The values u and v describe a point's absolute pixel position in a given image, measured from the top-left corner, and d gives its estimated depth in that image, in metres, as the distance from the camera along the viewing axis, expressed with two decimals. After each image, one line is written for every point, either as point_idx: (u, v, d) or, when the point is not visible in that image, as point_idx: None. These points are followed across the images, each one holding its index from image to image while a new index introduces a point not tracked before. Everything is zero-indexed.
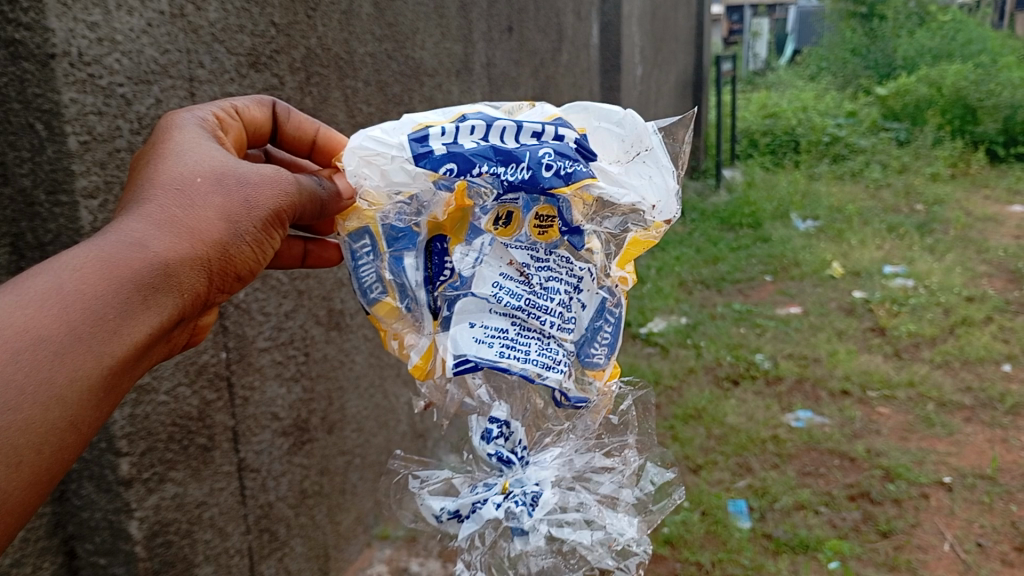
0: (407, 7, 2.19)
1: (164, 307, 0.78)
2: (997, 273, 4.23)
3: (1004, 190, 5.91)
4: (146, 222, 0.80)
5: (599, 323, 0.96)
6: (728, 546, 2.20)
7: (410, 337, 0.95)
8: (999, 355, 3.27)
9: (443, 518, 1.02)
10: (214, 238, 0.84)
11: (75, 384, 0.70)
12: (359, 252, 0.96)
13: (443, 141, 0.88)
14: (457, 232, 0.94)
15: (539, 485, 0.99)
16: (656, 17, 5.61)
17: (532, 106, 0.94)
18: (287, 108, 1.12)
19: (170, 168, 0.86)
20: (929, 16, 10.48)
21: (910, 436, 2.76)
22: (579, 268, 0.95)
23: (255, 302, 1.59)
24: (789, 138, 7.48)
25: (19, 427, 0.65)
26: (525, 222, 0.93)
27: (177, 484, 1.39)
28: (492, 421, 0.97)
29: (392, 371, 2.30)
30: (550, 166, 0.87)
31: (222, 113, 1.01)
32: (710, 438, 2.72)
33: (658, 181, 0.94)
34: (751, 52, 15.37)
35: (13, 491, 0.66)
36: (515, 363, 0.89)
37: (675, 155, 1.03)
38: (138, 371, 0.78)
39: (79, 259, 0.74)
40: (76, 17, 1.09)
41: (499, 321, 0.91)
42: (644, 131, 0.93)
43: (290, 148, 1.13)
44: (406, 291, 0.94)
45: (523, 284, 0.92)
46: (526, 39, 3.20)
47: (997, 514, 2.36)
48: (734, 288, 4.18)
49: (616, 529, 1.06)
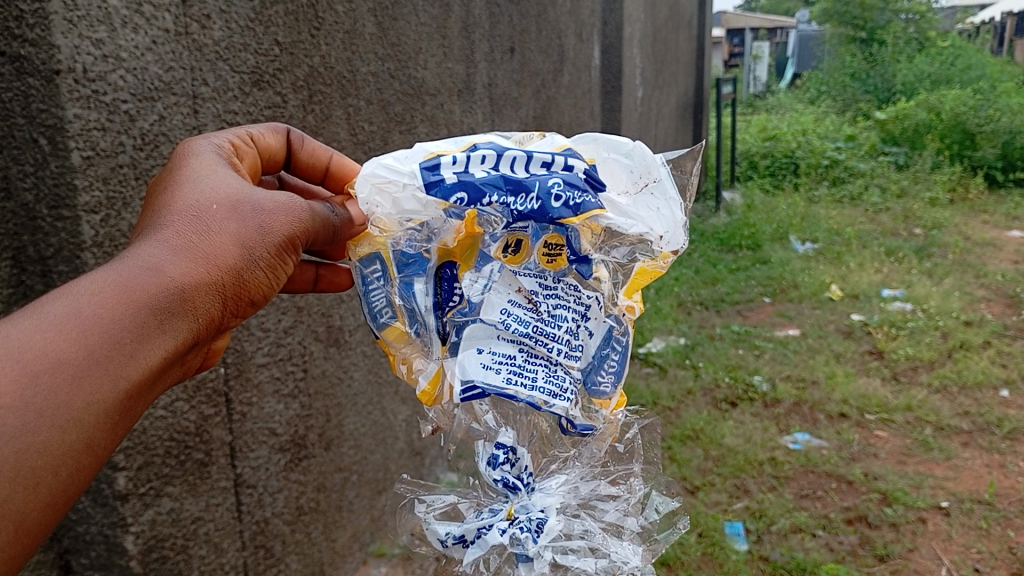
0: (410, 28, 2.21)
1: (180, 331, 0.79)
2: (996, 297, 4.24)
3: (1004, 215, 5.93)
4: (163, 247, 0.80)
5: (606, 351, 0.95)
6: (724, 568, 2.20)
7: (418, 362, 0.95)
8: (997, 380, 3.28)
9: (448, 543, 1.01)
10: (228, 264, 0.84)
11: (92, 408, 0.70)
12: (370, 277, 0.96)
13: (454, 170, 0.89)
14: (466, 258, 0.93)
15: (544, 512, 0.99)
16: (657, 40, 5.64)
17: (542, 136, 0.95)
18: (301, 135, 1.13)
19: (187, 195, 0.86)
20: (929, 42, 10.59)
21: (908, 460, 2.76)
22: (588, 296, 0.94)
23: (254, 318, 1.59)
24: (789, 160, 7.51)
25: (35, 449, 0.66)
26: (533, 250, 0.93)
27: (174, 499, 1.39)
28: (499, 446, 0.97)
29: (390, 389, 2.30)
30: (560, 196, 0.87)
31: (237, 141, 1.01)
32: (708, 459, 2.72)
33: (665, 212, 0.95)
34: (750, 76, 15.49)
35: (29, 512, 0.66)
36: (522, 391, 0.89)
37: (683, 186, 1.04)
38: (152, 394, 0.78)
39: (96, 284, 0.74)
40: (82, 34, 1.10)
41: (507, 348, 0.91)
42: (652, 162, 0.95)
43: (303, 175, 1.14)
44: (416, 317, 0.93)
45: (531, 311, 0.92)
46: (527, 60, 3.22)
47: (994, 539, 2.36)
48: (734, 309, 4.18)
49: (621, 557, 1.03)
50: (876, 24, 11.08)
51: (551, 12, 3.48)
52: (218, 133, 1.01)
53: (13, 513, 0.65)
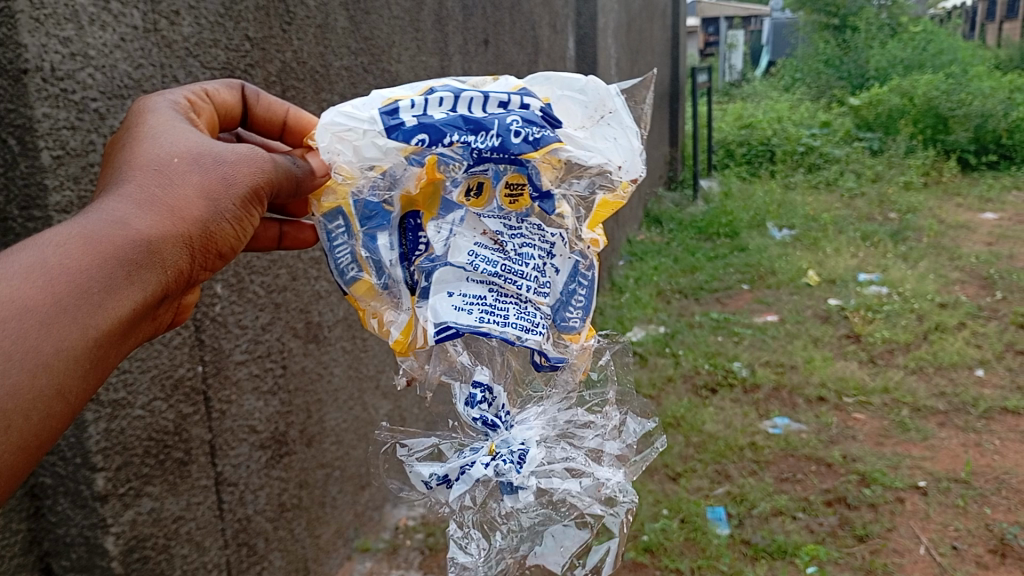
0: (383, 21, 2.21)
1: (148, 282, 0.79)
2: (970, 279, 4.29)
3: (977, 198, 6.00)
4: (128, 201, 0.81)
5: (573, 286, 0.98)
6: (706, 553, 2.22)
7: (389, 314, 0.97)
8: (972, 360, 3.33)
9: (433, 485, 1.02)
10: (195, 216, 0.85)
11: (61, 355, 0.71)
12: (333, 232, 0.97)
13: (413, 113, 0.90)
14: (429, 206, 0.95)
15: (525, 444, 0.99)
16: (632, 29, 5.64)
17: (495, 79, 0.95)
18: (256, 91, 1.13)
19: (147, 151, 0.87)
20: (901, 27, 10.71)
21: (885, 441, 2.79)
22: (552, 233, 0.97)
23: (230, 314, 1.59)
24: (766, 148, 7.55)
25: (6, 394, 0.67)
26: (495, 192, 0.95)
27: (154, 498, 1.39)
28: (476, 385, 0.98)
29: (371, 383, 2.30)
30: (518, 132, 0.89)
31: (193, 96, 1.02)
32: (689, 445, 2.73)
33: (622, 141, 0.97)
34: (726, 65, 15.59)
35: (3, 456, 0.67)
36: (495, 327, 0.90)
37: (638, 117, 1.07)
38: (123, 347, 0.78)
39: (62, 236, 0.75)
40: (48, 33, 1.10)
41: (477, 289, 0.92)
42: (605, 94, 0.96)
43: (261, 131, 1.14)
44: (382, 269, 0.95)
45: (498, 251, 0.94)
46: (501, 51, 3.22)
47: (971, 517, 2.39)
48: (712, 297, 4.21)
49: (604, 475, 1.04)
50: (849, 11, 11.15)
51: (523, 4, 3.47)
52: (173, 90, 1.01)
53: None
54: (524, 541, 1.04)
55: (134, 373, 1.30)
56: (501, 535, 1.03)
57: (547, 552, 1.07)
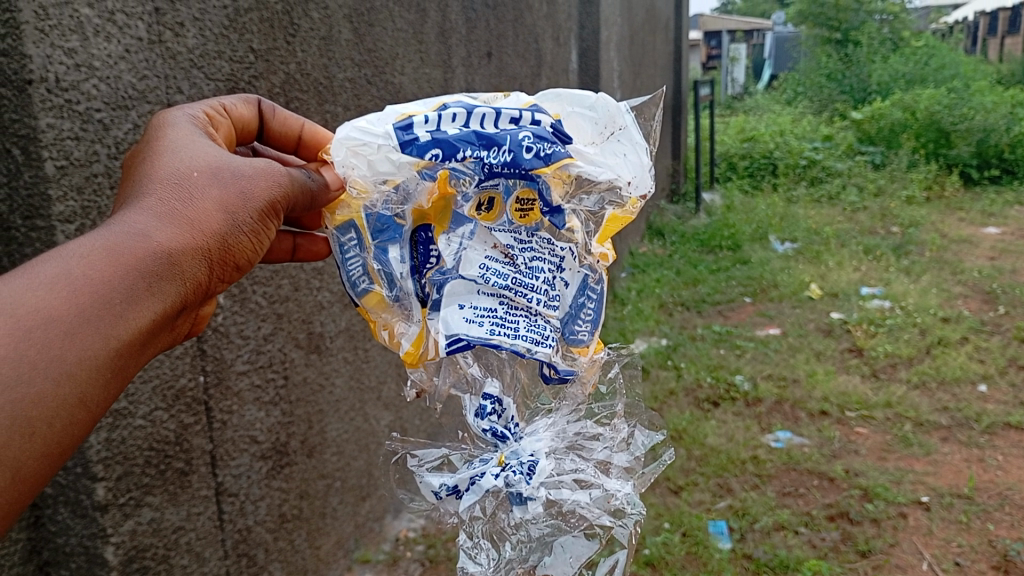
0: (387, 33, 2.22)
1: (168, 294, 0.79)
2: (972, 294, 4.29)
3: (979, 212, 6.00)
4: (150, 214, 0.81)
5: (582, 300, 0.98)
6: (708, 567, 2.21)
7: (400, 326, 0.96)
8: (974, 375, 3.32)
9: (442, 494, 1.02)
10: (214, 229, 0.85)
11: (84, 364, 0.71)
12: (346, 245, 0.97)
13: (427, 128, 0.90)
14: (441, 220, 0.94)
15: (534, 455, 0.99)
16: (634, 41, 5.66)
17: (507, 96, 0.95)
18: (272, 105, 1.13)
19: (167, 164, 0.87)
20: (903, 42, 10.75)
21: (888, 456, 2.79)
22: (561, 248, 0.96)
23: (233, 325, 1.59)
24: (768, 161, 7.56)
25: (30, 401, 0.66)
26: (506, 207, 0.94)
27: (154, 509, 1.38)
28: (486, 396, 0.98)
29: (372, 395, 2.30)
30: (530, 148, 0.89)
31: (212, 111, 1.02)
32: (690, 458, 2.72)
33: (632, 158, 0.97)
34: (729, 78, 15.63)
35: (26, 462, 0.67)
36: (505, 339, 0.90)
37: (647, 134, 1.07)
38: (143, 358, 0.78)
39: (86, 247, 0.75)
40: (53, 44, 1.10)
41: (488, 301, 0.91)
42: (616, 111, 0.96)
43: (276, 145, 1.14)
44: (393, 281, 0.95)
45: (508, 265, 0.93)
46: (504, 63, 3.23)
47: (974, 533, 2.39)
48: (715, 309, 4.21)
49: (614, 486, 1.04)
50: (851, 25, 11.22)
51: (527, 16, 3.48)
52: (192, 105, 1.01)
53: (10, 461, 0.65)
54: (535, 551, 1.04)
55: (136, 383, 1.30)
56: (511, 545, 1.03)
57: (556, 563, 1.06)
